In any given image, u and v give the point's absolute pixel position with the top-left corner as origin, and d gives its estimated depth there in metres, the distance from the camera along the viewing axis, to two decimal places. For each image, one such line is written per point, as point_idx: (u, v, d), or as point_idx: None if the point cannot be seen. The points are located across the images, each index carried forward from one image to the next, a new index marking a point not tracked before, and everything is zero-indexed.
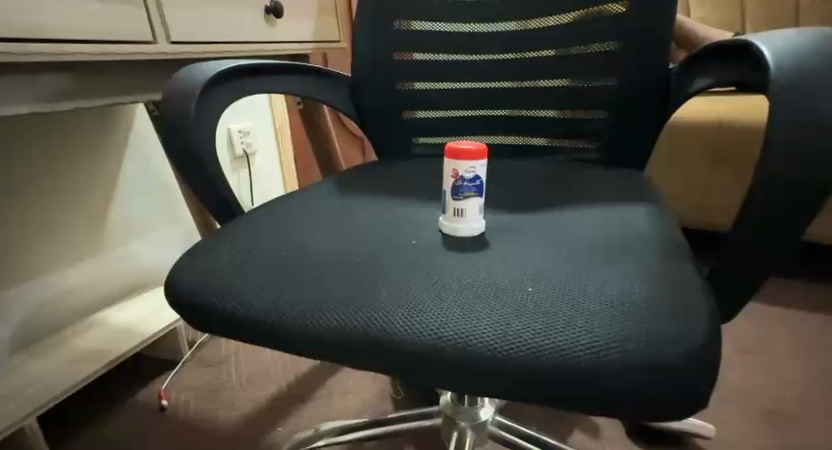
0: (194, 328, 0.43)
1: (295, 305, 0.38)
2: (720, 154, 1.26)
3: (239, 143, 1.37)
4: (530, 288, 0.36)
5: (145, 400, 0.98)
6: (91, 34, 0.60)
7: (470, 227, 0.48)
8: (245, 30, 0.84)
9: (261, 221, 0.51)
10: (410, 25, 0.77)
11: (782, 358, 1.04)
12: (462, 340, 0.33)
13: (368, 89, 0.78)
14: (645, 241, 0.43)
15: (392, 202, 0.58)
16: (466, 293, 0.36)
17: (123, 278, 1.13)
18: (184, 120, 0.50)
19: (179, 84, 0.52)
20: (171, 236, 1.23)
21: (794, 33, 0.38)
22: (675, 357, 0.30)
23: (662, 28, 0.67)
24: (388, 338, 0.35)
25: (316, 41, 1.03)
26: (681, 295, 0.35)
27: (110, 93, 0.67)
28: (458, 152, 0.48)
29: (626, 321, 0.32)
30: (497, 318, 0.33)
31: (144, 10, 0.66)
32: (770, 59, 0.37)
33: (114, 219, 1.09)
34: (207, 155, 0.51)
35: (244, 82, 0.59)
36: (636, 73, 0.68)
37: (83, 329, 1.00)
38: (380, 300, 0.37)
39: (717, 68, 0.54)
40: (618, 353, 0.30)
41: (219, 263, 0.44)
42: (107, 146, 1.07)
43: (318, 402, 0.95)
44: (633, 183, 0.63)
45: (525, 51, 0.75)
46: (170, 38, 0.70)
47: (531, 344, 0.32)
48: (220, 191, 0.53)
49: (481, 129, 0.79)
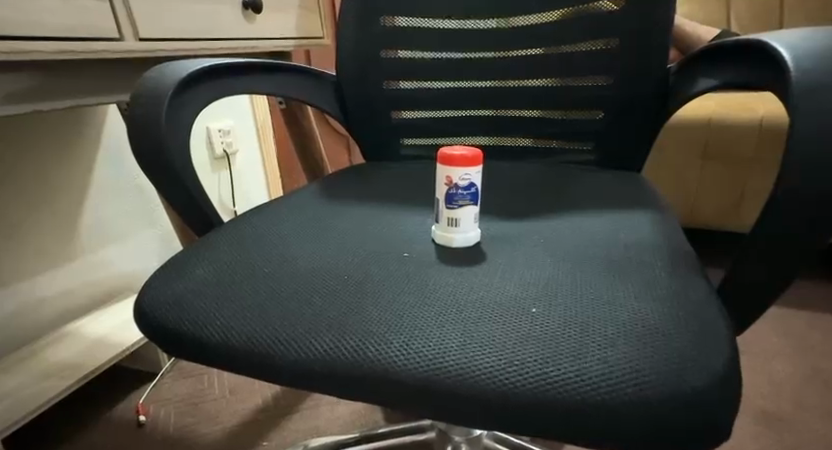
0: (167, 354, 0.39)
1: (278, 330, 0.35)
2: (712, 152, 1.25)
3: (219, 143, 1.31)
4: (534, 310, 0.34)
5: (121, 415, 0.94)
6: (51, 30, 0.55)
7: (466, 237, 0.45)
8: (222, 27, 0.79)
9: (242, 232, 0.48)
10: (395, 22, 0.74)
11: (774, 357, 1.04)
12: (462, 370, 0.30)
13: (354, 90, 0.75)
14: (650, 252, 0.41)
15: (381, 208, 0.55)
16: (465, 316, 0.33)
17: (96, 286, 1.07)
18: (155, 125, 0.46)
19: (150, 84, 0.48)
20: (150, 238, 1.18)
21: (810, 33, 0.36)
22: (698, 388, 0.28)
23: (660, 26, 0.64)
24: (381, 369, 0.31)
25: (298, 38, 0.99)
26: (693, 314, 0.32)
27: (72, 94, 0.63)
28: (451, 158, 0.45)
29: (640, 346, 0.30)
30: (501, 345, 0.31)
31: (108, 5, 0.61)
32: (789, 60, 0.34)
33: (87, 223, 1.04)
34: (181, 162, 0.47)
35: (221, 81, 0.55)
36: (632, 73, 0.66)
37: (55, 340, 0.95)
38: (371, 323, 0.34)
39: (722, 71, 0.52)
40: (636, 384, 0.28)
41: (194, 281, 0.40)
42: (78, 147, 1.01)
43: (307, 413, 0.92)
44: (633, 186, 0.60)
45: (516, 49, 0.72)
46: (139, 35, 0.66)
47: (539, 374, 0.29)
48: (197, 201, 0.49)
49: (472, 130, 0.76)
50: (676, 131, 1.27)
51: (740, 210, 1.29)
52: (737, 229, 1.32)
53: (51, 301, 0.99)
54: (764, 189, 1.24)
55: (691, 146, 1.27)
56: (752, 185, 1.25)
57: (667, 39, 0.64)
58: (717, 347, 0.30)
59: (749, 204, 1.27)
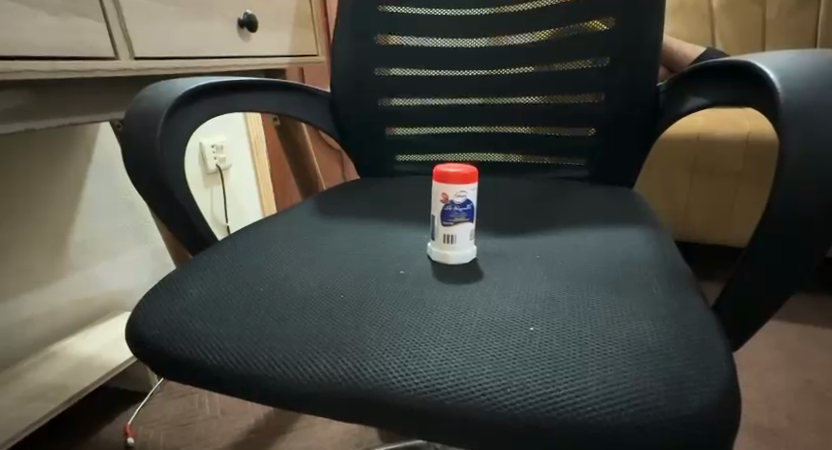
0: (159, 376, 0.38)
1: (275, 352, 0.34)
2: (701, 167, 1.27)
3: (212, 159, 1.31)
4: (532, 328, 0.34)
5: (110, 436, 0.92)
6: (45, 50, 0.55)
7: (461, 254, 0.45)
8: (217, 45, 0.80)
9: (238, 250, 0.48)
10: (388, 40, 0.75)
11: (767, 371, 1.04)
12: (462, 391, 0.30)
13: (349, 107, 0.75)
14: (645, 271, 0.41)
15: (378, 225, 0.55)
16: (464, 335, 0.33)
17: (86, 305, 1.06)
18: (148, 143, 0.45)
19: (144, 102, 0.48)
20: (139, 254, 1.16)
21: (794, 55, 0.37)
22: (695, 408, 0.28)
23: (649, 43, 0.65)
24: (379, 390, 0.31)
25: (293, 55, 0.99)
26: (691, 333, 0.33)
27: (67, 113, 0.63)
28: (447, 175, 0.46)
29: (640, 367, 0.30)
30: (500, 364, 0.31)
31: (103, 25, 0.62)
32: (777, 80, 0.35)
33: (76, 241, 1.02)
34: (176, 181, 0.47)
35: (215, 100, 0.56)
36: (622, 91, 0.67)
37: (41, 360, 0.93)
38: (368, 343, 0.34)
39: (712, 90, 0.53)
40: (637, 406, 0.28)
41: (188, 301, 0.40)
42: (69, 163, 1.00)
43: (301, 432, 0.91)
44: (625, 202, 0.61)
45: (507, 67, 0.73)
46: (134, 54, 0.66)
47: (539, 394, 0.29)
48: (193, 220, 0.49)
49: (465, 146, 0.77)
50: (667, 146, 1.29)
51: (737, 224, 1.29)
52: (737, 243, 1.32)
53: (35, 321, 0.97)
54: (760, 202, 1.25)
55: (681, 160, 1.29)
56: (747, 198, 1.25)
57: (656, 58, 0.65)
58: (715, 366, 0.30)
59: (745, 217, 1.27)
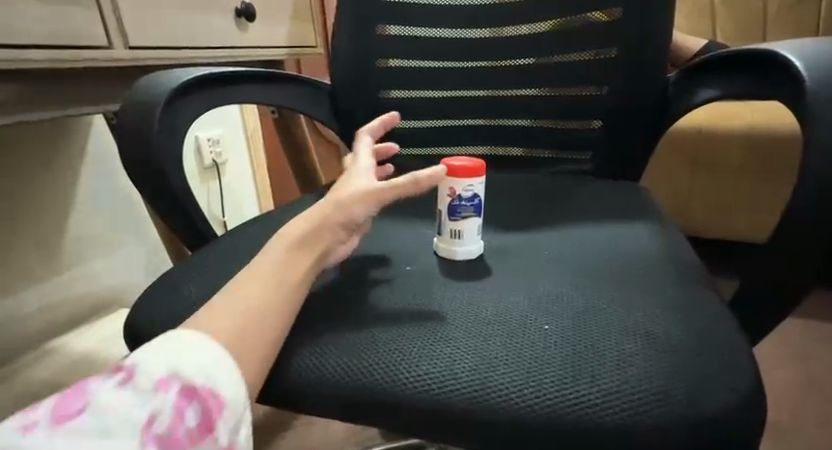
0: None
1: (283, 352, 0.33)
2: (705, 162, 1.26)
3: (208, 154, 1.30)
4: (545, 326, 0.33)
5: None
6: (37, 38, 0.53)
7: (469, 250, 0.44)
8: (213, 35, 0.78)
9: (238, 246, 0.46)
10: (389, 30, 0.73)
11: (771, 367, 1.04)
12: (476, 392, 0.29)
13: (349, 98, 0.74)
14: (654, 266, 0.40)
15: (383, 221, 0.54)
16: (475, 333, 0.32)
17: (83, 300, 1.01)
18: (145, 135, 0.44)
19: (140, 93, 0.46)
20: (140, 252, 1.12)
21: (816, 44, 0.36)
22: (721, 408, 0.27)
23: (658, 33, 0.63)
24: (391, 392, 0.30)
25: (291, 46, 0.97)
26: (708, 331, 0.32)
27: (60, 104, 0.61)
28: (454, 168, 0.44)
29: (660, 366, 0.29)
30: (515, 363, 0.30)
31: (96, 12, 0.60)
32: (803, 71, 0.34)
33: (72, 236, 1.00)
34: (174, 172, 0.45)
35: (212, 91, 0.54)
36: (628, 83, 0.65)
37: (36, 359, 0.89)
38: (377, 342, 0.32)
39: (729, 80, 0.52)
40: (659, 406, 0.27)
41: (188, 299, 0.39)
42: (60, 160, 0.99)
43: (300, 430, 0.90)
44: (633, 196, 0.60)
45: (507, 59, 0.72)
46: (128, 44, 0.64)
47: (556, 395, 0.28)
48: (191, 214, 0.47)
49: (468, 139, 0.76)
50: (672, 141, 1.28)
51: (742, 220, 1.28)
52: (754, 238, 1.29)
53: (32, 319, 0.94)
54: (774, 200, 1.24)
55: (684, 155, 1.28)
56: (755, 194, 1.24)
57: (664, 48, 0.64)
58: (739, 366, 0.29)
59: (757, 211, 1.25)
